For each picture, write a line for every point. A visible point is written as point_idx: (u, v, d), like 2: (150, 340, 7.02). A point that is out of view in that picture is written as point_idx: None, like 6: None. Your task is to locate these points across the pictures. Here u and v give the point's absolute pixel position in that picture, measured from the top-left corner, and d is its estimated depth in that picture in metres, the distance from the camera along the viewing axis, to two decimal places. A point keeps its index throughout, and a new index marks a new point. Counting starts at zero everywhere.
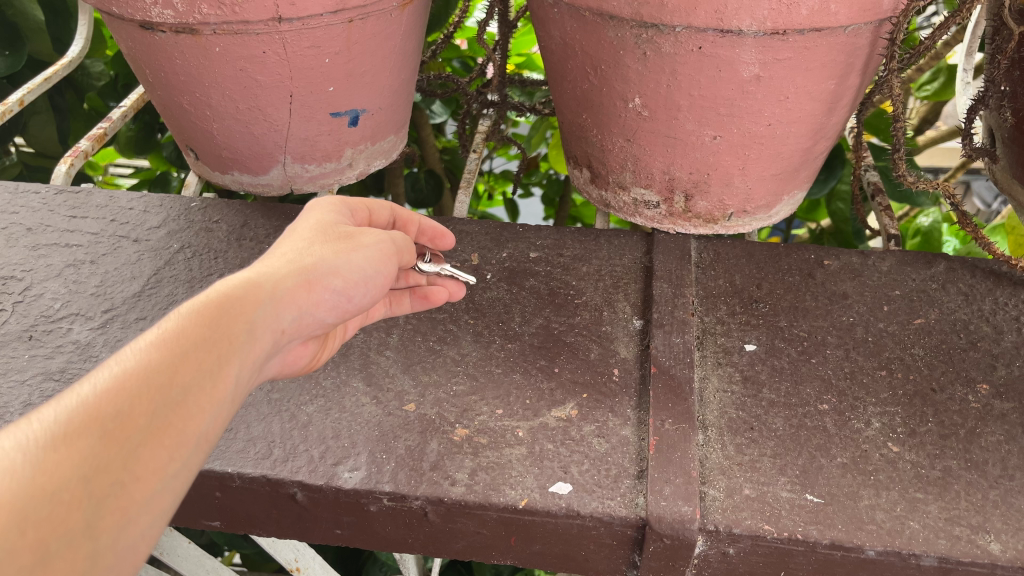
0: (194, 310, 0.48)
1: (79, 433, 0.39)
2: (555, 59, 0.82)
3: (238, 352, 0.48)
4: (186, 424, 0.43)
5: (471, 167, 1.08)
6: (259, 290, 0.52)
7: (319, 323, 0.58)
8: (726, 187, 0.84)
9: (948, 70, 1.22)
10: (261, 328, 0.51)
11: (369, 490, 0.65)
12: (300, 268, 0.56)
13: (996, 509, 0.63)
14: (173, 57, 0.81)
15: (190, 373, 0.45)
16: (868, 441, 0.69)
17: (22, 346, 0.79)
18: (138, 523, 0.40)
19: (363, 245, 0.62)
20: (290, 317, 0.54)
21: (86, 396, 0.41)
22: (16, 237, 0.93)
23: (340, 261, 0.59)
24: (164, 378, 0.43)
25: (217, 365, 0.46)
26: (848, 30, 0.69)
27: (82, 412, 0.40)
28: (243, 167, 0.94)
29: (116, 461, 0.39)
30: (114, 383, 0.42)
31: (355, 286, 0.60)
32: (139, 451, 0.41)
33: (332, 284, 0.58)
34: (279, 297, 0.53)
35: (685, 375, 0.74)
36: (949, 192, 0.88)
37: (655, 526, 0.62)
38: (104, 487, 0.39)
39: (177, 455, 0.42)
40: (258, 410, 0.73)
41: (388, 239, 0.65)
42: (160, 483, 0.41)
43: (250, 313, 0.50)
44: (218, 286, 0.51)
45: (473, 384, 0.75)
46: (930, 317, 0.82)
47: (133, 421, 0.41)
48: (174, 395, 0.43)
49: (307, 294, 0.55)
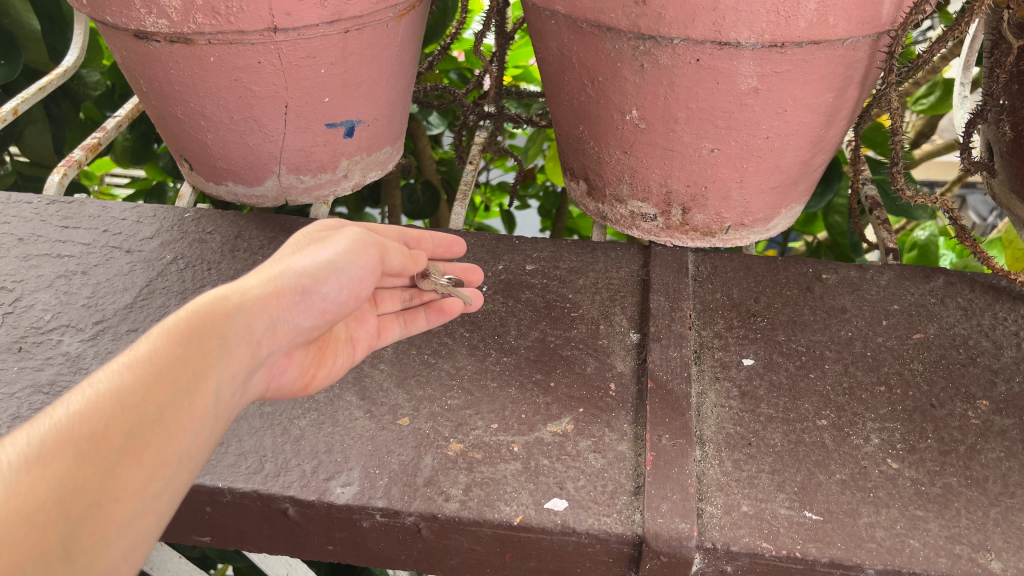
0: (166, 327, 0.47)
1: (51, 455, 0.38)
2: (552, 71, 0.82)
3: (214, 367, 0.47)
4: (164, 442, 0.42)
5: (467, 179, 1.07)
6: (230, 302, 0.51)
7: (300, 331, 0.57)
8: (724, 201, 0.84)
9: (944, 84, 1.22)
10: (235, 342, 0.50)
11: (361, 506, 0.64)
12: (271, 277, 0.54)
13: (997, 527, 0.63)
14: (167, 67, 0.80)
15: (165, 390, 0.44)
16: (867, 457, 0.68)
17: (11, 358, 0.77)
18: (119, 543, 0.39)
19: (336, 240, 0.59)
20: (265, 328, 0.53)
21: (59, 418, 0.40)
22: (7, 247, 0.92)
23: (313, 263, 0.56)
24: (139, 397, 0.43)
25: (193, 381, 0.45)
26: (847, 43, 0.69)
27: (54, 435, 0.39)
28: (237, 178, 0.93)
29: (93, 481, 0.39)
30: (87, 403, 0.41)
31: (329, 280, 0.57)
32: (115, 471, 0.40)
33: (307, 290, 0.56)
34: (251, 308, 0.52)
35: (682, 390, 0.74)
36: (947, 205, 0.88)
37: (653, 544, 0.61)
38: (80, 510, 0.38)
39: (157, 474, 0.41)
40: (250, 424, 0.72)
41: (369, 236, 0.61)
42: (140, 503, 0.40)
43: (223, 327, 0.49)
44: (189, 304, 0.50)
45: (468, 399, 0.74)
46: (929, 332, 0.81)
47: (108, 441, 0.40)
48: (150, 412, 0.42)
49: (284, 304, 0.54)
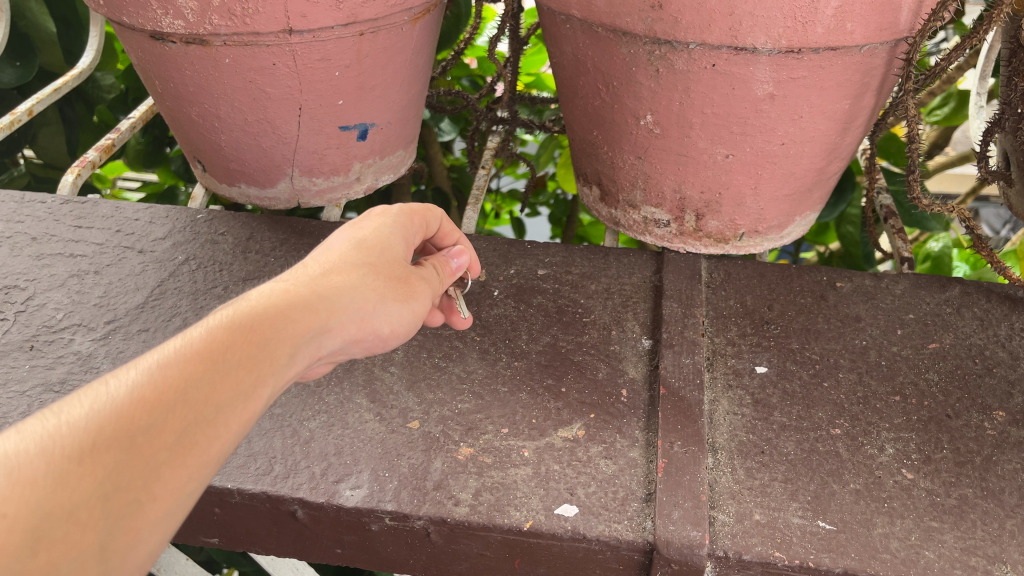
0: (241, 324, 0.47)
1: (105, 445, 0.38)
2: (566, 75, 0.82)
3: (278, 377, 0.47)
4: (211, 447, 0.42)
5: (479, 184, 1.07)
6: (310, 313, 0.51)
7: (345, 352, 0.58)
8: (738, 207, 0.84)
9: (959, 95, 1.22)
10: (303, 353, 0.50)
11: (371, 509, 0.64)
12: (355, 297, 0.55)
13: (1013, 539, 0.62)
14: (183, 68, 0.80)
15: (227, 393, 0.44)
16: (882, 467, 0.67)
17: (23, 356, 0.78)
18: (147, 543, 0.39)
19: (415, 296, 0.61)
20: (332, 347, 0.53)
21: (120, 402, 0.40)
22: (20, 246, 0.92)
23: (395, 316, 0.58)
24: (201, 397, 0.42)
25: (253, 387, 0.45)
26: (864, 49, 0.69)
27: (112, 422, 0.39)
28: (250, 180, 0.93)
29: (138, 480, 0.39)
30: (149, 394, 0.41)
31: (395, 336, 0.60)
32: (161, 471, 0.40)
33: (375, 322, 0.57)
34: (328, 325, 0.52)
35: (695, 397, 0.73)
36: (964, 215, 0.87)
37: (664, 551, 0.61)
38: (121, 509, 0.38)
39: (198, 477, 0.41)
40: (260, 425, 0.71)
41: (432, 295, 0.64)
42: (175, 505, 0.40)
43: (297, 336, 0.49)
44: (268, 299, 0.50)
45: (479, 403, 0.74)
46: (944, 342, 0.80)
47: (160, 439, 0.40)
48: (207, 413, 0.42)
49: (353, 325, 0.54)
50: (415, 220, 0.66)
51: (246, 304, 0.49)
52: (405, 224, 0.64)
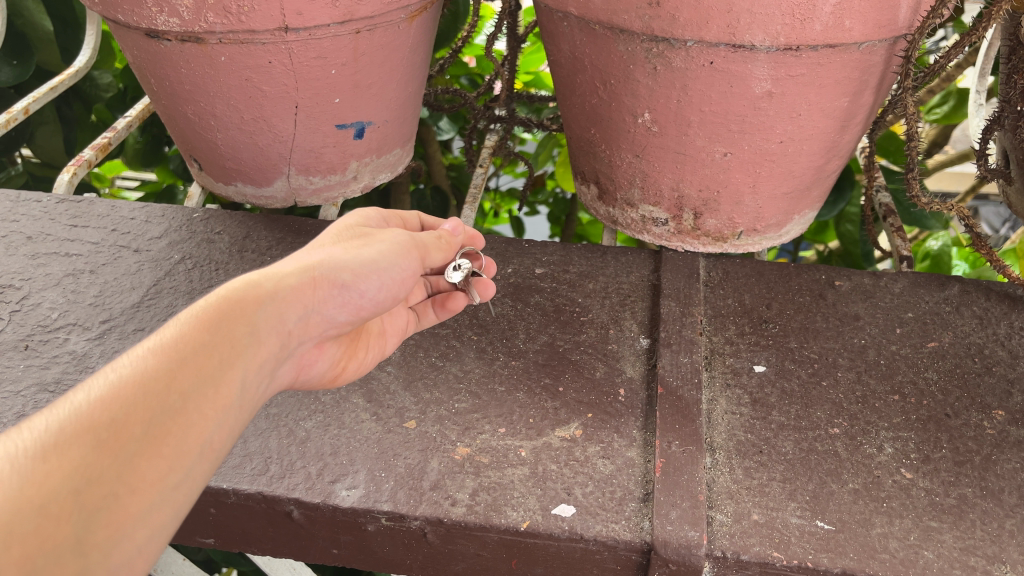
0: (194, 315, 0.47)
1: (70, 443, 0.38)
2: (564, 73, 0.81)
3: (242, 356, 0.47)
4: (185, 432, 0.42)
5: (477, 182, 1.07)
6: (266, 292, 0.51)
7: (335, 322, 0.57)
8: (736, 206, 0.83)
9: (958, 93, 1.21)
10: (264, 330, 0.49)
11: (367, 509, 0.64)
12: (312, 266, 0.55)
13: (1013, 539, 0.61)
14: (178, 66, 0.80)
15: (188, 378, 0.43)
16: (881, 466, 0.67)
17: (17, 356, 0.77)
18: (135, 536, 0.38)
19: (378, 240, 0.60)
20: (300, 320, 0.53)
21: (79, 404, 0.40)
22: (15, 245, 0.92)
23: (354, 256, 0.57)
24: (162, 385, 0.42)
25: (216, 370, 0.45)
26: (862, 47, 0.68)
27: (74, 421, 0.39)
28: (246, 178, 0.93)
29: (110, 471, 0.38)
30: (109, 391, 0.41)
31: (366, 279, 0.57)
32: (133, 461, 0.39)
33: (343, 279, 0.56)
34: (289, 299, 0.52)
35: (693, 397, 0.73)
36: (963, 213, 0.87)
37: (661, 551, 0.61)
38: (97, 501, 0.37)
39: (177, 465, 0.41)
40: (256, 425, 0.71)
41: (407, 234, 0.62)
42: (158, 495, 0.40)
43: (254, 316, 0.49)
44: (219, 290, 0.50)
45: (476, 402, 0.74)
46: (944, 341, 0.80)
47: (127, 430, 0.40)
48: (172, 401, 0.42)
49: (316, 293, 0.54)
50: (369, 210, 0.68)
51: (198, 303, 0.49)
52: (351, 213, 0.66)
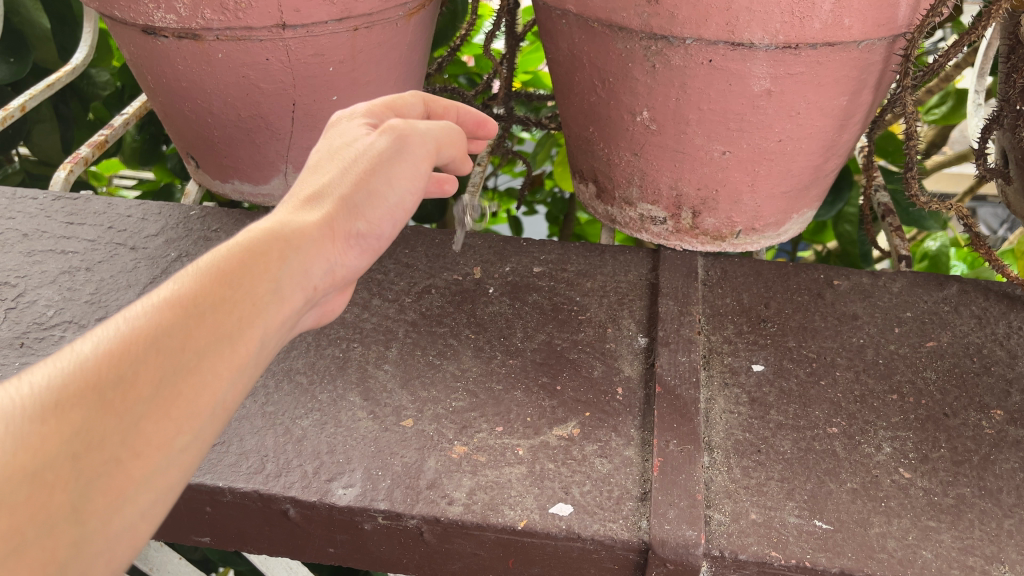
0: (210, 268, 0.45)
1: (72, 403, 0.36)
2: (562, 71, 0.81)
3: (262, 313, 0.45)
4: (196, 394, 0.40)
5: (476, 180, 1.06)
6: (284, 245, 0.49)
7: (353, 271, 0.56)
8: (735, 205, 0.83)
9: (957, 93, 1.21)
10: (287, 288, 0.48)
11: (363, 508, 0.63)
12: (326, 214, 0.53)
13: (1011, 539, 0.61)
14: (175, 63, 0.80)
15: (204, 338, 0.42)
16: (879, 466, 0.67)
17: (13, 353, 0.77)
18: (136, 502, 0.37)
19: (387, 164, 0.56)
20: (321, 275, 0.51)
21: (84, 358, 0.38)
22: (11, 243, 0.91)
23: (365, 196, 0.55)
24: (175, 343, 0.40)
25: (235, 330, 0.43)
26: (861, 45, 0.68)
27: (77, 378, 0.37)
28: (244, 176, 0.92)
29: (113, 435, 0.37)
30: (117, 345, 0.39)
31: (383, 223, 0.56)
32: (140, 424, 0.38)
33: (359, 228, 0.54)
34: (307, 250, 0.50)
35: (691, 396, 0.73)
36: (962, 212, 0.87)
37: (658, 551, 0.60)
38: (97, 465, 0.36)
39: (186, 429, 0.39)
40: (253, 423, 0.71)
41: (418, 142, 0.58)
42: (164, 459, 0.38)
43: (276, 273, 0.48)
44: (238, 240, 0.48)
45: (473, 401, 0.73)
46: (942, 340, 0.80)
47: (134, 391, 0.38)
48: (186, 360, 0.40)
49: (336, 246, 0.52)
50: (361, 111, 0.62)
51: (214, 251, 0.47)
52: (343, 121, 0.61)
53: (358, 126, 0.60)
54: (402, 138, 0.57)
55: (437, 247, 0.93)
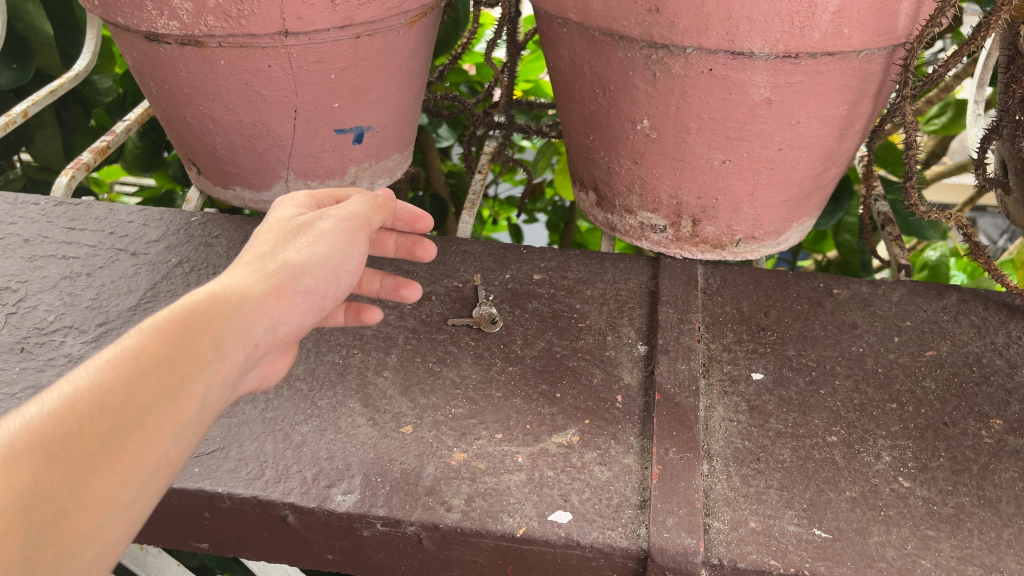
0: (153, 327, 0.46)
1: (20, 459, 0.38)
2: (563, 79, 0.82)
3: (205, 369, 0.45)
4: (142, 448, 0.41)
5: (477, 188, 1.06)
6: (227, 303, 0.50)
7: (298, 329, 0.56)
8: (735, 213, 0.83)
9: (957, 104, 1.21)
10: (230, 344, 0.48)
11: (362, 514, 0.63)
12: (269, 275, 0.53)
13: (1010, 548, 0.61)
14: (178, 70, 0.80)
15: (149, 394, 0.42)
16: (878, 474, 0.67)
17: (13, 358, 0.77)
18: (86, 554, 0.38)
19: (321, 231, 0.58)
20: (265, 331, 0.52)
21: (30, 419, 0.39)
22: (12, 248, 0.92)
23: (308, 258, 0.55)
24: (118, 401, 0.41)
25: (180, 385, 0.44)
26: (861, 55, 0.69)
27: (25, 437, 0.38)
28: (244, 182, 0.93)
29: (60, 489, 0.38)
30: (62, 405, 0.40)
31: (327, 281, 0.57)
32: (86, 478, 0.39)
33: (302, 285, 0.54)
34: (248, 309, 0.51)
35: (690, 404, 0.73)
36: (961, 223, 0.87)
37: (658, 558, 0.61)
38: (47, 516, 0.37)
39: (133, 482, 0.40)
40: (252, 429, 0.71)
41: (353, 215, 0.60)
42: (111, 512, 0.39)
43: (220, 330, 0.48)
44: (181, 301, 0.49)
45: (473, 408, 0.73)
46: (942, 349, 0.80)
47: (80, 447, 0.39)
48: (130, 417, 0.41)
49: (281, 302, 0.53)
50: (301, 194, 0.64)
51: (160, 313, 0.48)
52: (282, 203, 0.63)
53: (295, 207, 0.61)
54: (338, 216, 0.59)
55: (437, 253, 0.93)
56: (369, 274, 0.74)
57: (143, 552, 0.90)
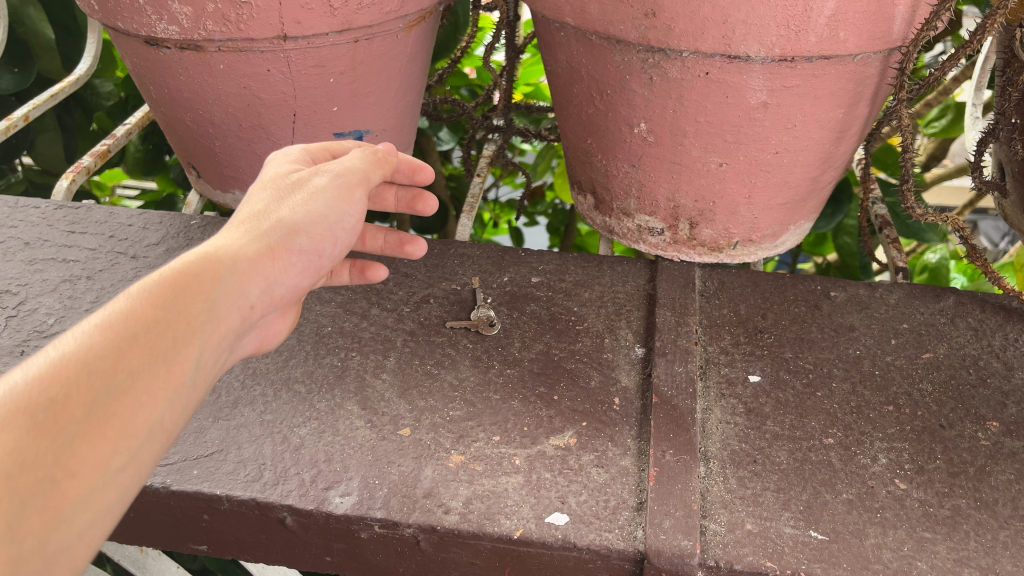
0: (143, 292, 0.46)
1: (5, 424, 0.37)
2: (561, 83, 0.82)
3: (197, 332, 0.46)
4: (132, 413, 0.41)
5: (475, 192, 1.06)
6: (219, 265, 0.50)
7: (294, 289, 0.57)
8: (732, 216, 0.84)
9: (956, 107, 1.22)
10: (223, 306, 0.49)
11: (360, 516, 0.63)
12: (262, 236, 0.54)
13: (1006, 551, 0.61)
14: (177, 73, 0.80)
15: (139, 357, 0.43)
16: (875, 476, 0.67)
17: (14, 361, 0.77)
18: (75, 521, 0.38)
19: (316, 189, 0.58)
20: (259, 293, 0.52)
21: (16, 385, 0.39)
22: (13, 251, 0.92)
23: (302, 217, 0.56)
24: (108, 365, 0.41)
25: (170, 348, 0.44)
26: (857, 58, 0.69)
27: (10, 404, 0.38)
28: (244, 186, 0.93)
29: (48, 455, 0.38)
30: (49, 371, 0.40)
31: (322, 241, 0.57)
32: (74, 444, 0.39)
33: (296, 246, 0.55)
34: (242, 270, 0.51)
35: (687, 406, 0.73)
36: (958, 225, 0.87)
37: (654, 560, 0.61)
38: (33, 483, 0.37)
39: (123, 447, 0.40)
40: (251, 431, 0.71)
41: (349, 171, 0.60)
42: (101, 478, 0.39)
43: (211, 291, 0.48)
44: (171, 264, 0.49)
45: (470, 410, 0.73)
46: (938, 352, 0.80)
47: (68, 413, 0.39)
48: (119, 381, 0.41)
49: (275, 263, 0.53)
50: (295, 149, 0.64)
51: (150, 276, 0.48)
52: (276, 158, 0.63)
53: (290, 163, 0.61)
54: (335, 173, 0.59)
55: (436, 256, 0.94)
56: (372, 232, 0.75)
57: (143, 554, 0.90)
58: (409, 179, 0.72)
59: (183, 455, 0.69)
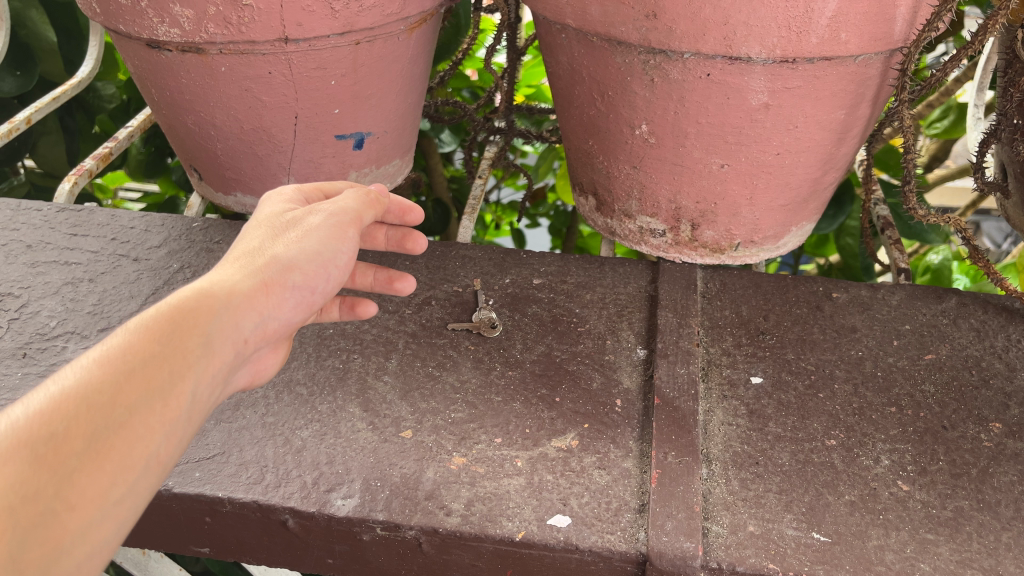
0: (141, 326, 0.46)
1: (7, 457, 0.38)
2: (562, 85, 0.82)
3: (194, 366, 0.46)
4: (130, 447, 0.41)
5: (477, 194, 1.06)
6: (215, 300, 0.50)
7: (288, 324, 0.56)
8: (734, 217, 0.84)
9: (958, 108, 1.21)
10: (218, 341, 0.49)
11: (362, 518, 0.63)
12: (259, 270, 0.54)
13: (1009, 552, 0.61)
14: (179, 76, 0.81)
15: (138, 391, 0.43)
16: (878, 478, 0.67)
17: (15, 364, 0.77)
18: (73, 552, 0.38)
19: (311, 225, 0.58)
20: (254, 327, 0.52)
21: (16, 420, 0.39)
22: (15, 254, 0.92)
23: (298, 251, 0.56)
24: (107, 399, 0.42)
25: (168, 382, 0.44)
26: (858, 59, 0.69)
27: (11, 437, 0.38)
28: (246, 188, 0.93)
29: (48, 488, 0.38)
30: (49, 405, 0.40)
31: (317, 276, 0.57)
32: (74, 478, 0.39)
33: (291, 281, 0.55)
34: (237, 305, 0.51)
35: (689, 408, 0.73)
36: (960, 227, 0.87)
37: (656, 562, 0.61)
38: (33, 516, 0.37)
39: (121, 480, 0.41)
40: (252, 434, 0.71)
41: (343, 209, 0.60)
42: (100, 511, 0.39)
43: (208, 327, 0.48)
44: (168, 299, 0.49)
45: (472, 412, 0.73)
46: (940, 353, 0.80)
47: (68, 446, 0.39)
48: (118, 415, 0.41)
49: (270, 298, 0.53)
50: (289, 187, 0.64)
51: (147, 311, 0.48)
52: (271, 196, 0.63)
53: (285, 202, 0.62)
54: (329, 211, 0.59)
55: (437, 258, 0.94)
56: (362, 268, 0.75)
57: (144, 557, 0.90)
58: (398, 220, 0.72)
59: (184, 458, 0.69)
